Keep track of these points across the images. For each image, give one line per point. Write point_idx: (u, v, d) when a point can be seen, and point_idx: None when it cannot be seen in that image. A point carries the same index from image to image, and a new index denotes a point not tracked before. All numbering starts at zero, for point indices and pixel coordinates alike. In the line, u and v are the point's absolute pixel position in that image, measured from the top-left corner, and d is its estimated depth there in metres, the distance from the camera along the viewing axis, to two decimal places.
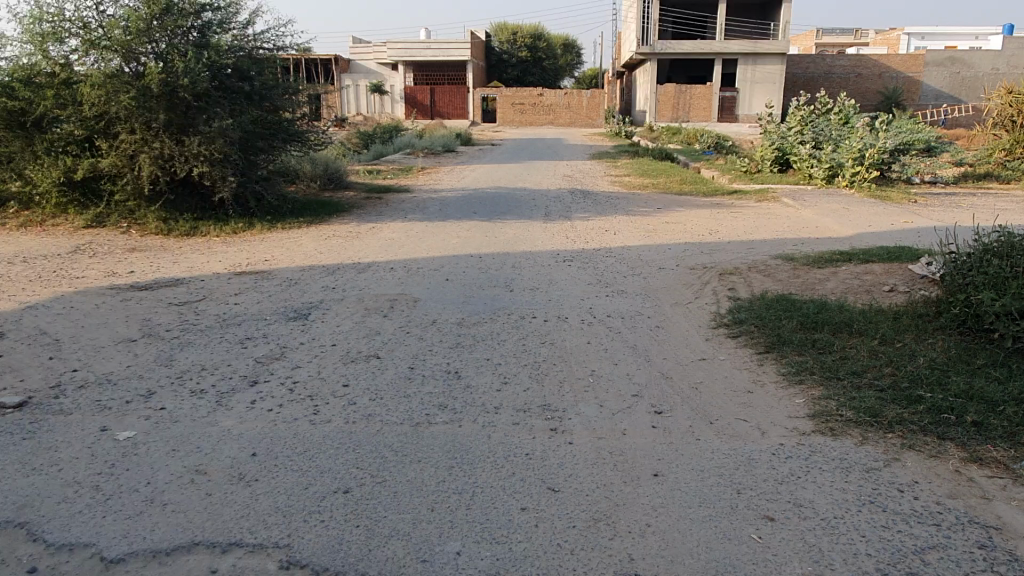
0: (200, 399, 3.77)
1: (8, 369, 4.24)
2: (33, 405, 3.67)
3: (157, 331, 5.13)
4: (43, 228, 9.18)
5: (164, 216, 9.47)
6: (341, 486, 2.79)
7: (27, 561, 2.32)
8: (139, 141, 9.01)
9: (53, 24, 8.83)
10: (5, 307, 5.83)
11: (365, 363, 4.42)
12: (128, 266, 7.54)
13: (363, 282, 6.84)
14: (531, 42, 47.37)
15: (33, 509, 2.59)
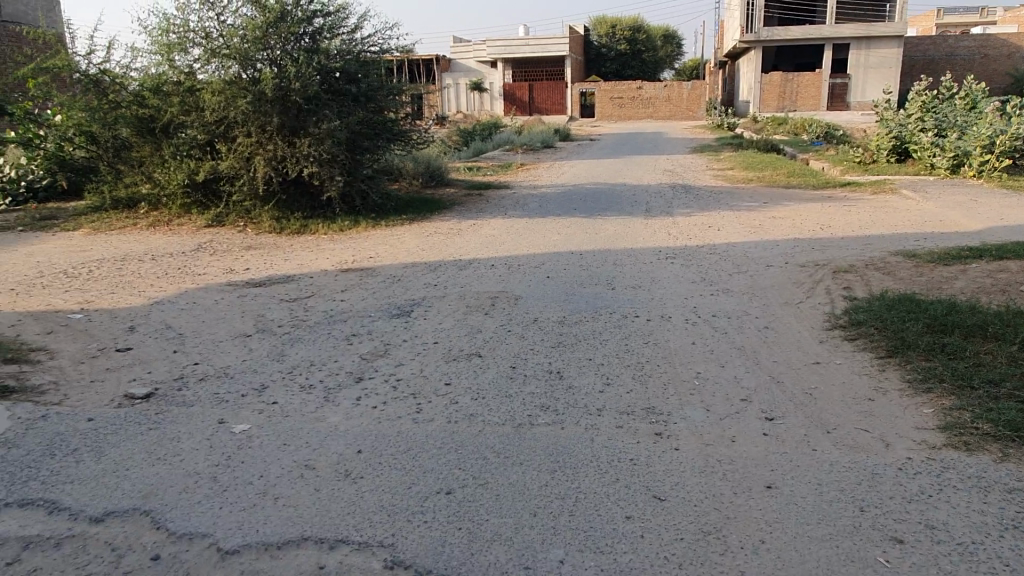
0: (309, 394, 3.89)
1: (138, 361, 4.53)
2: (159, 396, 3.90)
3: (270, 327, 5.36)
4: (169, 227, 9.82)
5: (277, 215, 9.92)
6: (443, 487, 2.80)
7: (152, 548, 2.44)
8: (255, 144, 9.47)
9: (179, 35, 9.40)
10: (135, 302, 6.26)
11: (467, 362, 4.44)
12: (244, 263, 7.93)
13: (465, 279, 6.92)
14: (631, 34, 46.64)
15: (158, 498, 2.73)
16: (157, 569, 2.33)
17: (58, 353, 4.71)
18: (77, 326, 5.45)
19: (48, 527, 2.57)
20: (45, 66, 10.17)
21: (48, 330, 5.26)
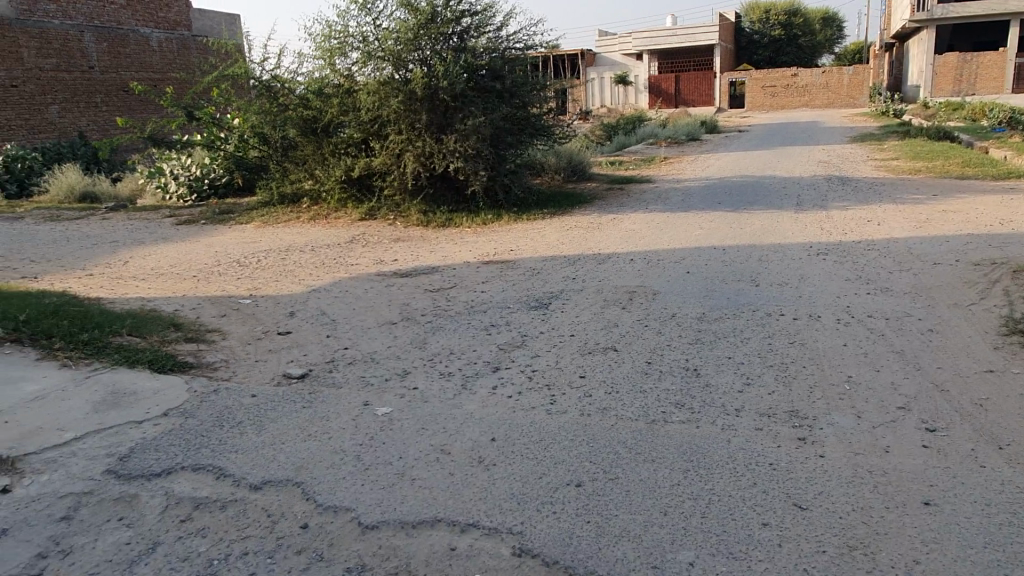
0: (448, 381, 4.03)
1: (296, 344, 4.89)
2: (312, 377, 4.18)
3: (415, 315, 5.60)
4: (328, 220, 10.51)
5: (424, 209, 10.32)
6: (573, 479, 2.80)
7: (301, 517, 2.63)
8: (405, 141, 9.91)
9: (339, 40, 10.01)
10: (296, 289, 6.76)
11: (603, 356, 4.42)
12: (392, 255, 8.33)
13: (604, 273, 6.88)
14: (786, 19, 44.23)
15: (308, 471, 2.94)
16: (305, 537, 2.51)
17: (228, 334, 5.17)
18: (246, 310, 5.96)
19: (214, 490, 2.83)
20: (225, 74, 11.18)
21: (221, 313, 5.79)
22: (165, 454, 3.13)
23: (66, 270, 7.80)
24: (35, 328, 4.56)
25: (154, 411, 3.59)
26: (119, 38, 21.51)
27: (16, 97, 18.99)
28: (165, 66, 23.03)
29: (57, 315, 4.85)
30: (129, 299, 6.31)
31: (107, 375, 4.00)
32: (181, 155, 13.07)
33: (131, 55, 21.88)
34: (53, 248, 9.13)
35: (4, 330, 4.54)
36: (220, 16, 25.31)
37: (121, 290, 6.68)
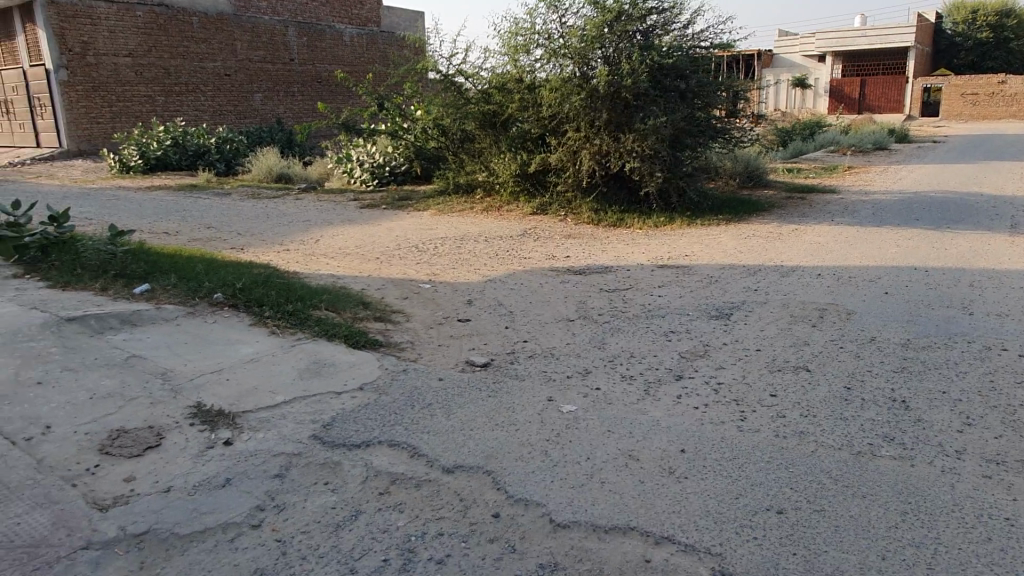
0: (630, 385, 3.94)
1: (477, 333, 5.00)
2: (495, 366, 4.26)
3: (591, 314, 5.56)
4: (500, 212, 10.74)
5: (596, 207, 10.26)
6: (774, 505, 2.63)
7: (493, 506, 2.66)
8: (583, 138, 9.90)
9: (525, 37, 10.13)
10: (472, 278, 6.93)
11: (794, 375, 4.14)
12: (565, 251, 8.34)
13: (788, 286, 6.49)
14: (999, 20, 39.60)
15: (497, 460, 2.98)
16: (497, 526, 2.53)
17: (412, 316, 5.39)
18: (426, 294, 6.19)
19: (410, 468, 2.94)
20: (414, 68, 11.72)
21: (405, 296, 6.07)
22: (363, 426, 3.29)
23: (267, 243, 8.52)
24: (249, 296, 4.98)
25: (351, 384, 3.80)
26: (317, 33, 23.25)
27: (228, 85, 21.11)
28: (355, 60, 24.62)
29: (266, 285, 5.27)
30: (322, 274, 6.76)
31: (309, 346, 4.28)
32: (368, 144, 13.88)
33: (326, 49, 23.62)
34: (255, 223, 10.00)
35: (222, 296, 5.00)
36: (407, 14, 26.68)
37: (314, 266, 7.18)
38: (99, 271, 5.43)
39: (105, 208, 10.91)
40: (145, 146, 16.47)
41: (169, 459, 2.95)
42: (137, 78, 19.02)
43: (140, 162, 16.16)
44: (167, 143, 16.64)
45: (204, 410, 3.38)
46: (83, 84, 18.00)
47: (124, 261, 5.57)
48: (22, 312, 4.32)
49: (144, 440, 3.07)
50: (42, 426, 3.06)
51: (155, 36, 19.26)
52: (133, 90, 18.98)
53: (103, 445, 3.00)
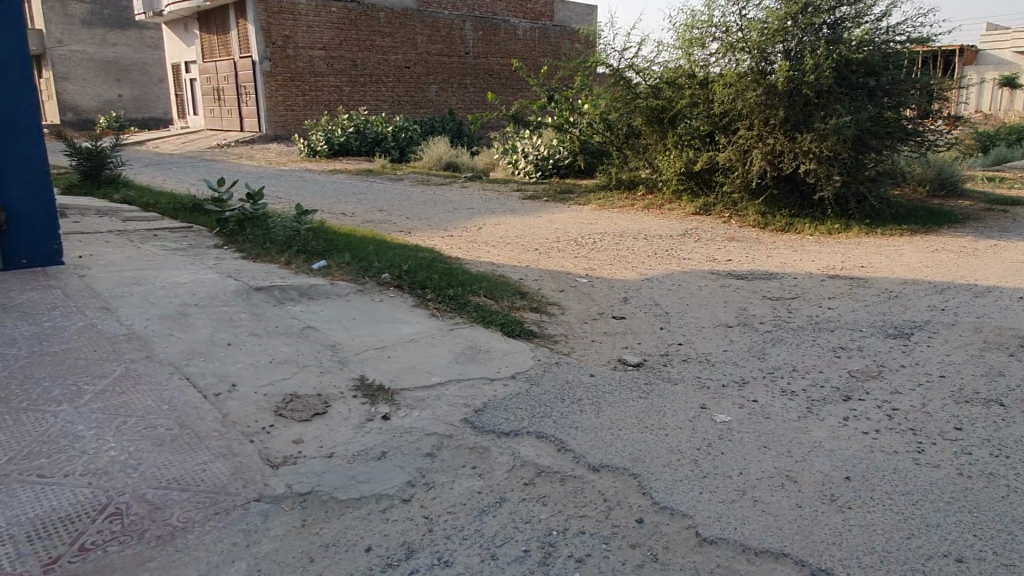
0: (791, 401, 3.71)
1: (630, 331, 4.92)
2: (647, 367, 4.17)
3: (752, 322, 5.30)
4: (661, 210, 10.50)
5: (764, 210, 9.74)
6: (951, 551, 2.37)
7: (637, 510, 2.60)
8: (755, 138, 9.45)
9: (701, 30, 9.80)
10: (628, 276, 6.84)
11: (984, 408, 3.71)
12: (726, 254, 8.01)
13: (982, 308, 5.82)
14: None
15: (644, 464, 2.92)
16: (639, 532, 2.48)
17: (566, 310, 5.39)
18: (582, 289, 6.18)
19: (556, 461, 2.94)
20: (584, 62, 11.73)
21: (561, 289, 6.09)
22: (513, 415, 3.33)
23: (433, 228, 8.89)
24: (413, 278, 5.20)
25: (504, 371, 3.86)
26: (493, 26, 23.81)
27: (407, 76, 22.25)
28: (527, 53, 24.98)
29: (430, 269, 5.48)
30: (482, 262, 6.95)
31: (466, 331, 4.40)
32: (533, 136, 14.08)
33: (500, 42, 24.15)
34: (423, 208, 10.48)
35: (390, 276, 5.26)
36: (582, 7, 26.64)
37: (475, 254, 7.40)
38: (284, 246, 5.92)
39: (293, 189, 11.89)
40: (331, 132, 17.75)
41: (333, 427, 3.15)
42: (327, 69, 20.68)
43: (325, 147, 17.48)
44: (350, 130, 17.82)
45: (366, 384, 3.57)
46: (283, 75, 19.88)
47: (306, 238, 6.03)
48: (219, 279, 4.80)
49: (313, 406, 3.30)
50: (229, 384, 3.38)
51: (345, 31, 20.78)
52: (324, 81, 20.71)
53: (278, 407, 3.25)
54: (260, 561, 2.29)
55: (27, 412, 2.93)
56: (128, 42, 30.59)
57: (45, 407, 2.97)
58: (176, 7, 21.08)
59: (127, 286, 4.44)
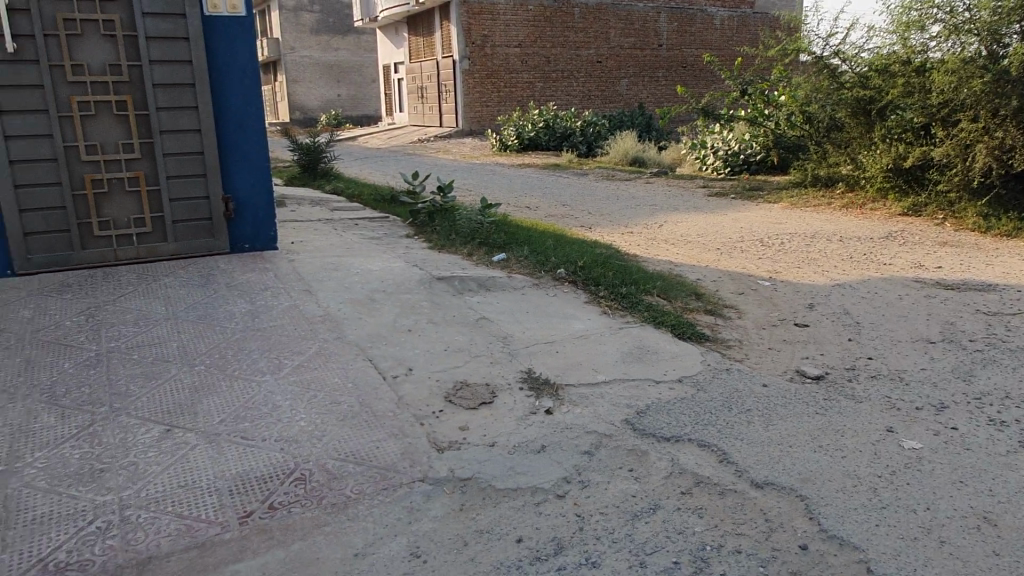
0: (1000, 433, 3.26)
1: (813, 341, 4.59)
2: (829, 381, 3.86)
3: (960, 339, 4.72)
4: (862, 211, 9.60)
5: (987, 213, 8.48)
6: None
7: (801, 535, 2.44)
8: (980, 130, 8.31)
9: (920, 12, 8.85)
10: (818, 281, 6.37)
11: None
12: (937, 261, 7.19)
13: None
14: None
15: (814, 486, 2.72)
16: (802, 559, 2.32)
17: (745, 314, 5.13)
18: (765, 292, 5.85)
19: (717, 473, 2.83)
20: (783, 50, 11.04)
21: (741, 291, 5.81)
22: (676, 420, 3.24)
23: (613, 224, 8.85)
24: (587, 274, 5.19)
25: (671, 374, 3.73)
26: (688, 17, 23.11)
27: (598, 71, 22.28)
28: (724, 44, 23.97)
29: (605, 265, 5.45)
30: (660, 260, 6.81)
31: (636, 330, 4.32)
32: (724, 130, 13.53)
33: (696, 33, 23.39)
34: (606, 203, 10.47)
35: (565, 272, 5.31)
36: None
37: (654, 251, 7.27)
38: (468, 238, 6.17)
39: (484, 182, 12.39)
40: (522, 127, 18.27)
41: (497, 416, 3.24)
42: (522, 66, 21.34)
43: (515, 142, 18.05)
44: (539, 125, 18.21)
45: (532, 376, 3.63)
46: (480, 72, 20.80)
47: (489, 231, 6.24)
48: (406, 268, 5.11)
49: (480, 395, 3.41)
50: (406, 368, 3.60)
51: (540, 28, 21.25)
52: (518, 78, 21.38)
53: (448, 393, 3.41)
54: (419, 539, 2.42)
55: (238, 379, 3.32)
56: (347, 46, 33.47)
57: (252, 377, 3.35)
58: (388, 12, 22.71)
59: (327, 271, 4.87)
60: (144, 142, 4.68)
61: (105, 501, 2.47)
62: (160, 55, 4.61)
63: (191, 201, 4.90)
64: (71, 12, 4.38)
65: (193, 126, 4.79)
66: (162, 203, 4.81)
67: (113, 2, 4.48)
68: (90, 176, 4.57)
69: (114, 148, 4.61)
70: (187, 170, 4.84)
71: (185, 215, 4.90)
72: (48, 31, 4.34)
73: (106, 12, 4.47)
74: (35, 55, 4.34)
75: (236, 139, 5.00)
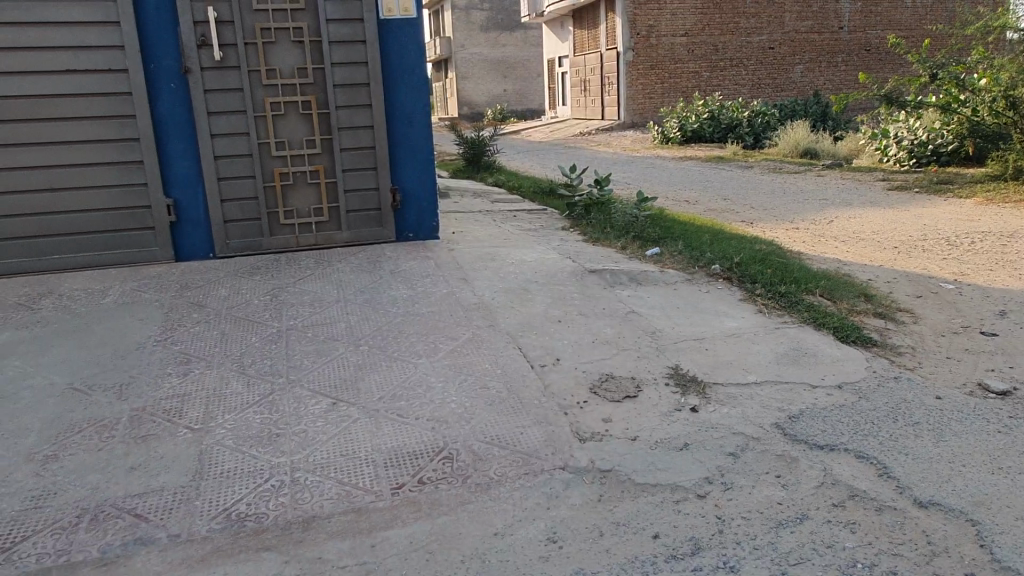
0: None
1: (1001, 352, 4.13)
2: (1017, 399, 3.46)
3: None
4: None
5: None
6: None
7: (969, 563, 2.25)
8: None
9: None
10: (1013, 285, 5.69)
11: None
12: None
13: None
14: None
15: (987, 511, 2.49)
16: None
17: (922, 320, 4.71)
18: (947, 296, 5.33)
19: (875, 487, 2.65)
20: (984, 29, 9.95)
21: (918, 294, 5.33)
22: (833, 428, 3.06)
23: (777, 219, 8.42)
24: (744, 271, 4.99)
25: (829, 380, 3.51)
26: None
27: (770, 58, 21.18)
28: (915, 23, 21.90)
29: (765, 262, 5.21)
30: (826, 258, 6.41)
31: (794, 331, 4.10)
32: (910, 118, 12.42)
33: (883, 13, 21.54)
34: (772, 198, 10.00)
35: (720, 268, 5.14)
36: None
37: (820, 249, 6.85)
38: (622, 231, 6.12)
39: (644, 175, 12.24)
40: (685, 119, 17.83)
41: (642, 410, 3.23)
42: (689, 56, 20.79)
43: (678, 134, 17.67)
44: (704, 116, 17.67)
45: (679, 373, 3.57)
46: (644, 64, 20.53)
47: (643, 225, 6.16)
48: (558, 260, 5.19)
49: (625, 388, 3.41)
50: (554, 358, 3.68)
51: (709, 15, 20.55)
52: (684, 67, 20.86)
53: (594, 385, 3.43)
54: (557, 525, 2.48)
55: (397, 360, 3.56)
56: (514, 42, 34.23)
57: (410, 359, 3.57)
58: (555, 7, 22.96)
59: (482, 261, 5.05)
60: (325, 138, 5.10)
61: (279, 462, 2.76)
62: (341, 58, 5.00)
63: (363, 192, 5.27)
64: (267, 21, 4.84)
65: (367, 123, 5.15)
66: (338, 194, 5.21)
67: (302, 11, 4.90)
68: (278, 170, 5.05)
69: (299, 144, 5.05)
70: (360, 164, 5.21)
71: (357, 205, 5.28)
72: (248, 40, 4.84)
73: (296, 20, 4.89)
74: (237, 61, 4.85)
75: (404, 134, 5.30)
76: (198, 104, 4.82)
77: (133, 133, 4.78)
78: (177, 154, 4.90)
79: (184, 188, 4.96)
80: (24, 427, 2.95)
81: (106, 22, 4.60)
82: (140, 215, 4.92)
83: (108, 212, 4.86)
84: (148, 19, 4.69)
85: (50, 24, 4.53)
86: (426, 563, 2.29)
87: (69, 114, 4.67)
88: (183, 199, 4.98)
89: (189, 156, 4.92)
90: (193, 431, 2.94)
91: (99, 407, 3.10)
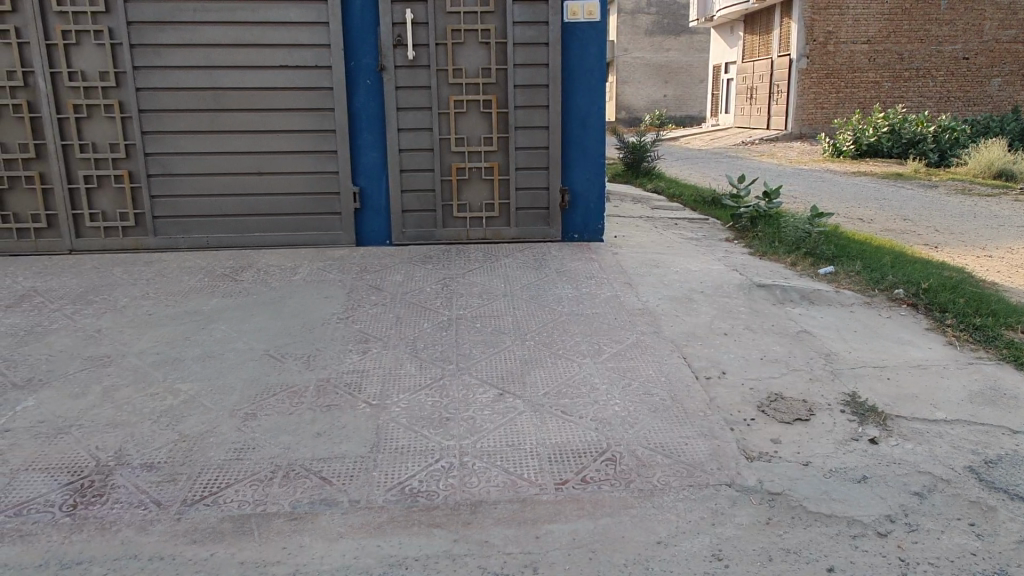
0: None
1: None
2: None
3: None
4: None
5: None
6: None
7: None
8: None
9: None
10: None
11: None
12: None
13: None
14: None
15: None
16: None
17: None
18: None
19: None
20: None
21: None
22: None
23: (966, 245, 7.72)
24: (932, 299, 4.62)
25: None
26: None
27: (963, 70, 19.41)
28: None
29: (957, 291, 4.79)
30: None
31: (990, 369, 3.74)
32: None
33: None
34: (960, 221, 9.17)
35: (904, 293, 4.79)
36: None
37: (1017, 280, 6.20)
38: (794, 247, 5.83)
39: (813, 189, 11.64)
40: (861, 132, 16.75)
41: (815, 435, 3.07)
42: (870, 64, 19.47)
43: (851, 147, 16.62)
44: (883, 130, 16.49)
45: (858, 401, 3.35)
46: (819, 72, 19.50)
47: (817, 241, 5.83)
48: (725, 272, 5.04)
49: (796, 410, 3.25)
50: (720, 370, 3.58)
51: (896, 21, 19.10)
52: (863, 77, 19.59)
53: (762, 403, 3.31)
54: (722, 543, 2.41)
55: (562, 357, 3.61)
56: (679, 46, 33.58)
57: (575, 358, 3.61)
58: (726, 11, 22.29)
59: (647, 267, 5.00)
60: (502, 137, 5.26)
61: (449, 445, 2.88)
62: (524, 59, 5.13)
63: (533, 191, 5.38)
64: (458, 23, 5.06)
65: (543, 123, 5.25)
66: (509, 191, 5.35)
67: (491, 14, 5.08)
68: (456, 165, 5.25)
69: (478, 142, 5.24)
70: (533, 163, 5.32)
71: (527, 203, 5.39)
72: (439, 40, 5.07)
73: (485, 23, 5.08)
74: (427, 61, 5.10)
75: (578, 136, 5.35)
76: (390, 100, 5.12)
77: (330, 125, 5.16)
78: (366, 145, 5.24)
79: (369, 177, 5.29)
80: (228, 385, 3.26)
81: (317, 23, 5.01)
82: (330, 200, 5.30)
83: (301, 197, 5.28)
84: (353, 20, 5.04)
85: (269, 24, 5.00)
86: (588, 562, 2.31)
87: (277, 106, 5.12)
88: (368, 188, 5.31)
89: (377, 148, 5.24)
90: (370, 407, 3.13)
91: (290, 375, 3.37)
